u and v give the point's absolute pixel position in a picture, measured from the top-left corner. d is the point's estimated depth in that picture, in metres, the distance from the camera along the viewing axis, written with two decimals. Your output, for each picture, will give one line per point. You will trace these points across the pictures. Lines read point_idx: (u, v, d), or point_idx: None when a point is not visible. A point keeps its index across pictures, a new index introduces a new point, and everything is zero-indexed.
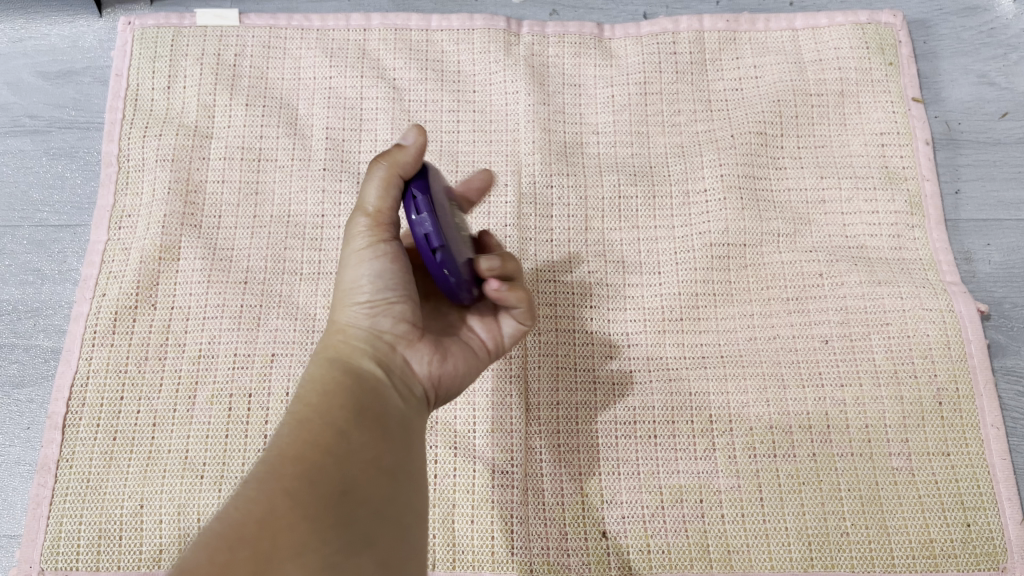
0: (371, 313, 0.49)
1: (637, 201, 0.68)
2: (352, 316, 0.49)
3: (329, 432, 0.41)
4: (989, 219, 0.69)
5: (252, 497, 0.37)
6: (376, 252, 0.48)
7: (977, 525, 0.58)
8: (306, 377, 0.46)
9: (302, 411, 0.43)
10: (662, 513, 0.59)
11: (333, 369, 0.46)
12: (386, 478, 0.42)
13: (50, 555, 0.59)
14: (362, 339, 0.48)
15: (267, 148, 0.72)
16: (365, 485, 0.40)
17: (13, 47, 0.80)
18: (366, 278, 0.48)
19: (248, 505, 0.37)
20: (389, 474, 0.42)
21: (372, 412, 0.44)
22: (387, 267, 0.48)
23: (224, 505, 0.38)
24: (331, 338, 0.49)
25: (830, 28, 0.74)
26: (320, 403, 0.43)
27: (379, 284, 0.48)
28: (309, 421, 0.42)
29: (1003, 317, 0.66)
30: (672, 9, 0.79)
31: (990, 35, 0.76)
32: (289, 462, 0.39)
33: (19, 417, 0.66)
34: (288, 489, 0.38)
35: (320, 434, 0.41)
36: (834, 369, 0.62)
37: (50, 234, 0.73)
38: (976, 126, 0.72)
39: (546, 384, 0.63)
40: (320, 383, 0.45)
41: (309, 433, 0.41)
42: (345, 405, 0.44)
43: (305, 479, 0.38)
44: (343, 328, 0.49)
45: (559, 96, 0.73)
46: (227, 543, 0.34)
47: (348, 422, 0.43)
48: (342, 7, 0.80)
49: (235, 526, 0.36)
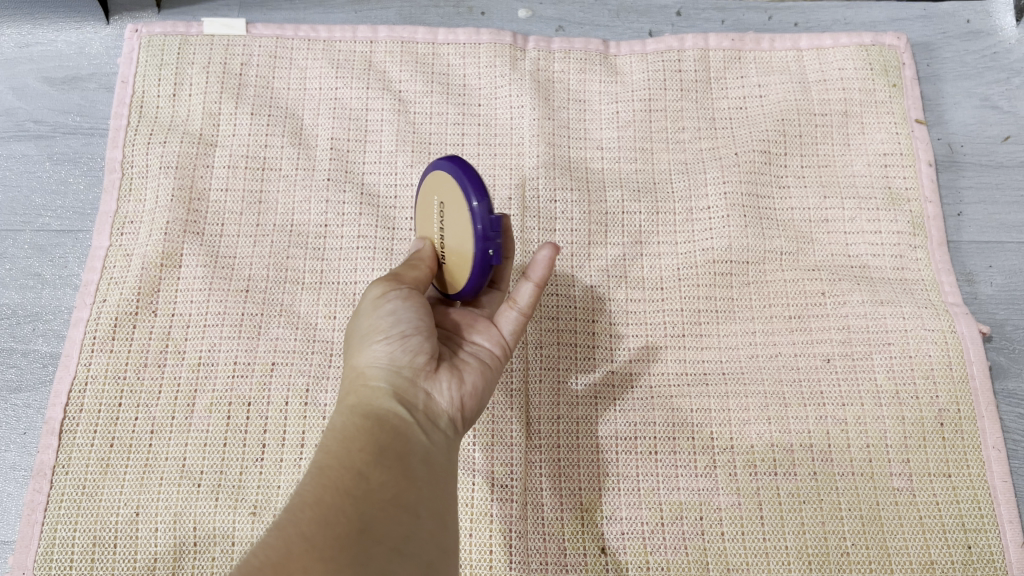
0: (390, 349, 0.49)
1: (641, 217, 0.69)
2: (370, 357, 0.50)
3: (347, 474, 0.42)
4: (991, 241, 0.69)
5: (270, 544, 0.38)
6: (389, 297, 0.51)
7: (978, 547, 0.58)
8: (328, 428, 0.46)
9: (323, 458, 0.43)
10: (662, 530, 0.59)
11: (354, 412, 0.46)
12: (406, 515, 0.41)
13: (43, 561, 0.59)
14: (381, 377, 0.49)
15: (271, 157, 0.72)
16: (385, 524, 0.40)
17: (20, 52, 0.80)
18: (384, 320, 0.50)
19: (265, 551, 0.37)
20: (411, 512, 0.41)
21: (393, 452, 0.44)
22: (403, 306, 0.51)
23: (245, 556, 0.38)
24: (352, 385, 0.49)
25: (834, 49, 0.74)
26: (340, 448, 0.44)
27: (398, 321, 0.50)
28: (327, 466, 0.42)
29: (1004, 339, 0.66)
30: (677, 28, 0.79)
31: (993, 59, 0.77)
32: (307, 508, 0.39)
33: (15, 422, 0.66)
34: (305, 532, 0.38)
35: (340, 477, 0.41)
36: (836, 388, 0.62)
37: (52, 239, 0.72)
38: (979, 148, 0.73)
39: (548, 398, 0.63)
40: (340, 428, 0.45)
41: (327, 478, 0.41)
42: (364, 448, 0.44)
43: (322, 521, 0.38)
44: (364, 371, 0.49)
45: (563, 112, 0.73)
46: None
47: (366, 462, 0.43)
48: (350, 19, 0.81)
49: (251, 572, 0.36)
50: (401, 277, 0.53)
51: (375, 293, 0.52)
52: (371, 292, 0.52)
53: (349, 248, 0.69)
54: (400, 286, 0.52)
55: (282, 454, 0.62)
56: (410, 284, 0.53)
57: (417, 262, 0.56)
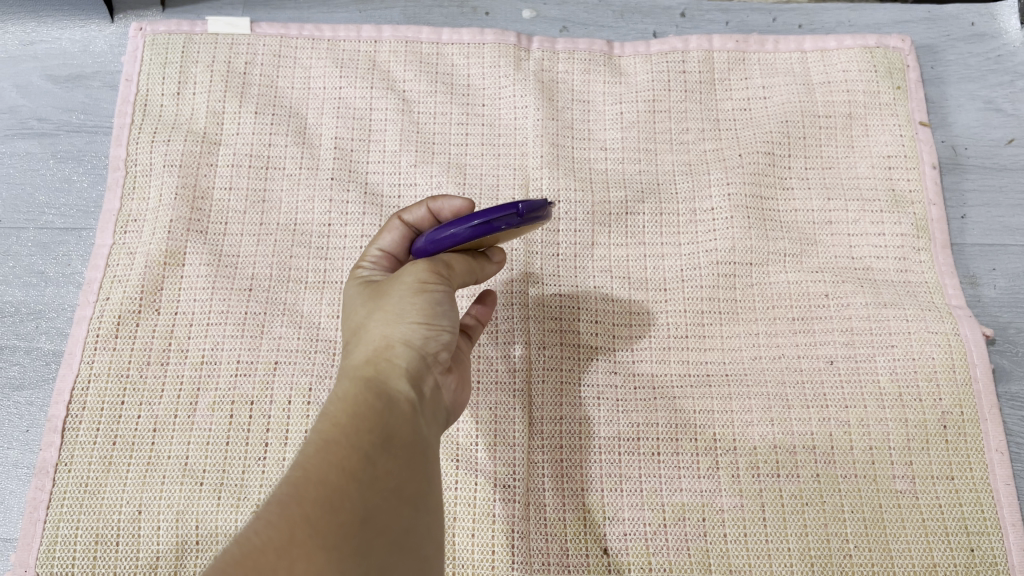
0: (423, 336, 0.49)
1: (645, 217, 0.69)
2: (401, 336, 0.49)
3: (354, 455, 0.41)
4: (995, 244, 0.69)
5: (272, 522, 0.38)
6: (437, 286, 0.50)
7: (980, 550, 0.58)
8: (342, 396, 0.45)
9: (330, 430, 0.42)
10: (664, 532, 0.59)
11: (374, 388, 0.45)
12: (406, 508, 0.41)
13: (46, 559, 0.59)
14: (408, 359, 0.48)
15: (275, 155, 0.72)
16: (386, 515, 0.40)
17: (24, 50, 0.80)
18: (428, 306, 0.50)
19: (267, 531, 0.37)
20: (411, 504, 0.42)
21: (401, 438, 0.44)
22: (447, 300, 0.51)
23: (245, 527, 0.38)
24: (374, 355, 0.48)
25: (839, 51, 0.74)
26: (349, 424, 0.43)
27: (439, 312, 0.50)
28: (335, 442, 0.41)
29: (1007, 342, 0.66)
30: (681, 29, 0.79)
31: (997, 61, 0.77)
32: (310, 487, 0.39)
33: (18, 419, 0.66)
34: (308, 516, 0.38)
35: (346, 458, 0.41)
36: (839, 391, 0.62)
37: (55, 237, 0.73)
38: (983, 151, 0.73)
39: (551, 399, 0.63)
40: (356, 404, 0.44)
41: (334, 457, 0.41)
42: (374, 430, 0.43)
43: (325, 505, 0.38)
44: (392, 345, 0.48)
45: (567, 112, 0.73)
46: (245, 570, 0.35)
47: (374, 446, 0.42)
48: (354, 18, 0.81)
49: (253, 551, 0.36)
50: (453, 271, 0.52)
51: (424, 276, 0.50)
52: (421, 272, 0.50)
53: (352, 247, 0.69)
54: (449, 284, 0.51)
55: (285, 454, 0.62)
56: (456, 280, 0.52)
57: (476, 266, 0.54)
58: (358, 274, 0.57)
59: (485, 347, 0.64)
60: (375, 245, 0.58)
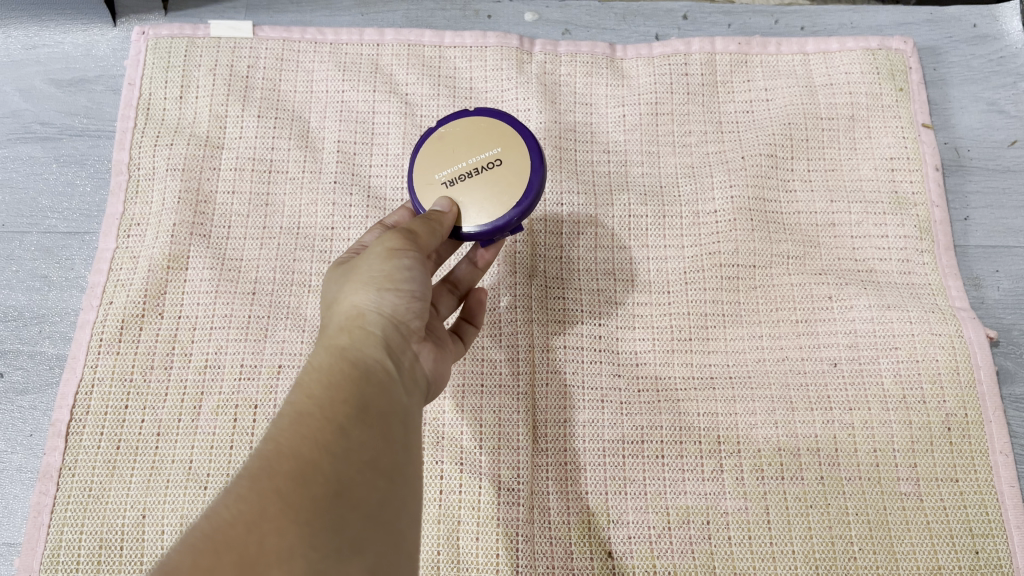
0: (396, 302, 0.50)
1: (648, 220, 0.69)
2: (372, 303, 0.49)
3: (328, 427, 0.40)
4: (998, 246, 0.69)
5: (243, 496, 0.37)
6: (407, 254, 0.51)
7: (985, 553, 0.58)
8: (313, 365, 0.45)
9: (303, 403, 0.42)
10: (669, 534, 0.59)
11: (345, 357, 0.45)
12: (382, 480, 0.41)
13: (50, 564, 0.59)
14: (380, 326, 0.48)
15: (278, 159, 0.72)
16: (361, 488, 0.39)
17: (27, 54, 0.80)
18: (400, 273, 0.50)
19: (238, 505, 0.36)
20: (385, 477, 0.41)
21: (375, 409, 0.43)
22: (418, 267, 0.51)
23: (217, 500, 0.37)
24: (345, 324, 0.48)
25: (841, 53, 0.74)
26: (323, 395, 0.42)
27: (411, 279, 0.50)
28: (309, 414, 0.41)
29: (1012, 344, 0.66)
30: (683, 31, 0.79)
31: (1000, 63, 0.77)
32: (284, 460, 0.38)
33: (21, 424, 0.66)
34: (280, 489, 0.37)
35: (320, 430, 0.40)
36: (843, 393, 0.62)
37: (58, 241, 0.73)
38: (985, 153, 0.73)
39: (555, 401, 0.63)
40: (328, 374, 0.44)
41: (307, 430, 0.40)
42: (349, 401, 0.42)
43: (297, 478, 0.38)
44: (363, 313, 0.48)
45: (570, 115, 0.73)
46: (214, 545, 0.34)
47: (349, 418, 0.42)
48: (356, 22, 0.81)
49: (223, 526, 0.35)
50: (419, 239, 0.52)
51: (391, 245, 0.51)
52: (388, 241, 0.51)
53: None
54: (418, 250, 0.52)
55: None
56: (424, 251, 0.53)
57: (436, 224, 0.54)
58: (337, 259, 0.56)
59: (489, 347, 0.64)
60: (356, 241, 0.58)
